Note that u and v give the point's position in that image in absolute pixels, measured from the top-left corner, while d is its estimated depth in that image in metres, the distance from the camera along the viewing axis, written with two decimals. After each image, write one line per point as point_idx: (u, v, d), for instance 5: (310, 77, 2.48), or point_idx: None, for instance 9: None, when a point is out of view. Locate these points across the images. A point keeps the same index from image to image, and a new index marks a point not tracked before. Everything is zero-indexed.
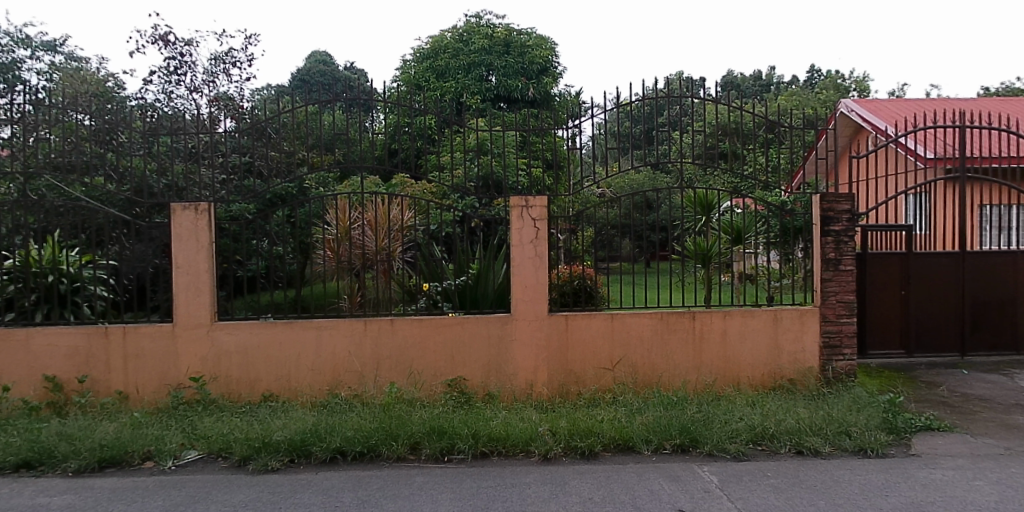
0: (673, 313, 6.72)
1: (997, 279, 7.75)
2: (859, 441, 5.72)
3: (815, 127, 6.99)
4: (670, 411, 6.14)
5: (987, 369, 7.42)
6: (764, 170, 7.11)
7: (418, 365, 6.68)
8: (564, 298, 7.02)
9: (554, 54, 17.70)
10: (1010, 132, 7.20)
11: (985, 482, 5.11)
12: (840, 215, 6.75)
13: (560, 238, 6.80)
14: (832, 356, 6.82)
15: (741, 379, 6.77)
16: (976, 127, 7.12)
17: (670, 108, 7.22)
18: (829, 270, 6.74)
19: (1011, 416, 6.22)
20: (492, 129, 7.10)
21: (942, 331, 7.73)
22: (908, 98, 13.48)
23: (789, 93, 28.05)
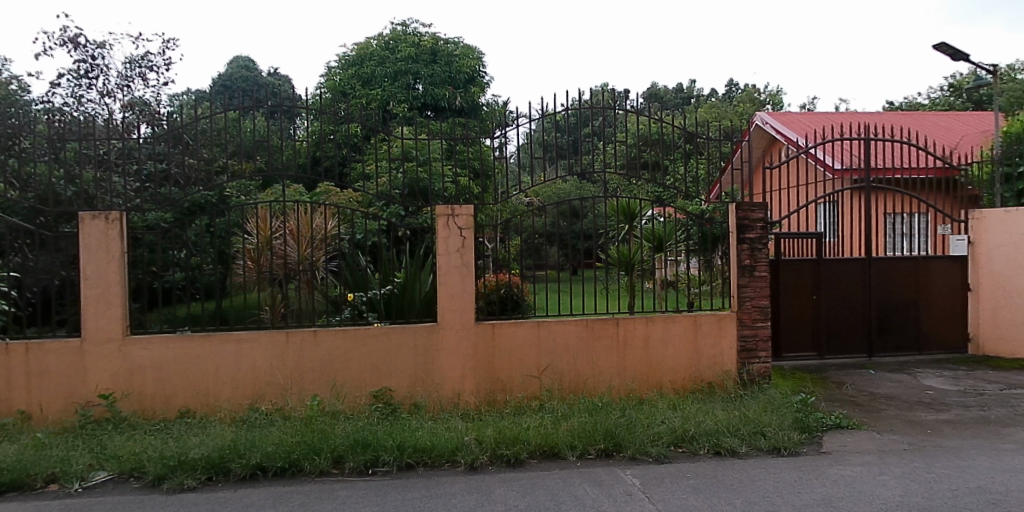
0: (598, 320, 6.82)
1: (900, 283, 8.20)
2: (774, 440, 5.95)
3: (731, 139, 7.23)
4: (595, 417, 6.22)
5: (892, 369, 7.82)
6: (686, 180, 7.29)
7: (342, 377, 6.56)
8: (491, 307, 7.06)
9: (482, 64, 17.78)
10: (913, 146, 7.60)
11: (890, 477, 5.37)
12: (755, 223, 7.00)
13: (489, 247, 6.91)
14: (749, 359, 7.06)
15: (663, 383, 6.92)
16: (882, 140, 7.50)
17: (595, 118, 7.33)
18: (745, 276, 6.99)
19: (913, 412, 6.56)
20: (419, 138, 7.05)
21: (851, 334, 8.12)
22: (821, 112, 14.14)
23: (710, 106, 29.09)
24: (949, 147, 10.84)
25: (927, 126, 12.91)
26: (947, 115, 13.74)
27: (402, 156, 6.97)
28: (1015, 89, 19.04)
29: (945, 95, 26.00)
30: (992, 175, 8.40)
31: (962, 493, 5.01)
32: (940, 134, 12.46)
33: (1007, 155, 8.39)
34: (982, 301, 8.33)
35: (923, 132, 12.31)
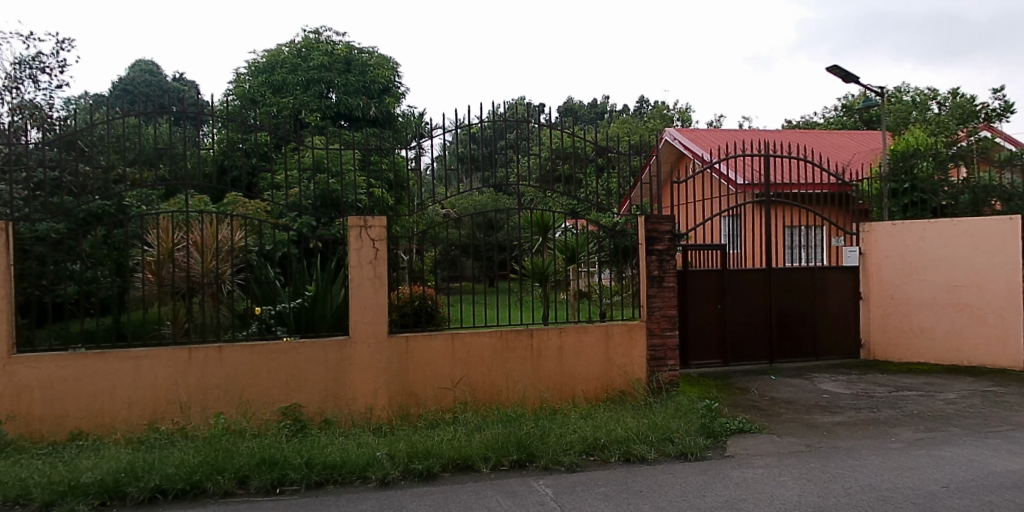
0: (512, 331, 6.86)
1: (799, 293, 8.63)
2: (681, 445, 6.14)
3: (642, 152, 7.46)
4: (509, 427, 6.24)
5: (791, 374, 8.20)
6: (599, 193, 7.45)
7: (248, 393, 6.34)
8: (404, 319, 6.95)
9: (397, 74, 17.68)
10: (809, 162, 8.06)
11: (788, 478, 5.62)
12: (662, 235, 7.24)
13: (405, 259, 6.87)
14: (657, 367, 7.28)
15: (576, 392, 7.03)
16: (781, 157, 7.90)
17: (512, 131, 7.41)
18: (654, 287, 7.20)
19: (810, 415, 6.90)
20: (333, 148, 6.95)
21: (755, 341, 8.49)
22: (727, 129, 14.80)
23: (624, 121, 29.97)
24: (843, 164, 11.51)
25: (823, 144, 13.70)
26: (839, 134, 14.63)
27: (314, 167, 6.85)
28: (898, 111, 20.53)
29: (839, 115, 27.75)
30: (880, 190, 9.00)
31: (854, 491, 5.29)
32: (835, 151, 13.25)
33: (894, 173, 8.97)
34: (873, 308, 8.92)
35: (819, 150, 13.06)
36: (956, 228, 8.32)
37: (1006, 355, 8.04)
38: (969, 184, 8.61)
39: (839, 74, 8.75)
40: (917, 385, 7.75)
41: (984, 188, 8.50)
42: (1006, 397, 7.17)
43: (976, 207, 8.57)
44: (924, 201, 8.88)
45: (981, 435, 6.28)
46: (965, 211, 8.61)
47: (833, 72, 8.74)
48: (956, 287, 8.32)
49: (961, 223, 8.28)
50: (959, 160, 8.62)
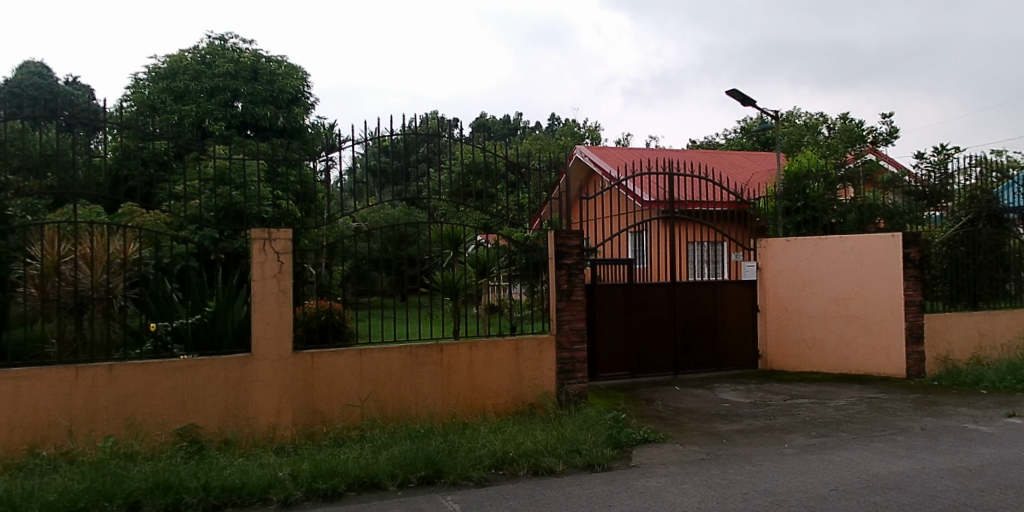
0: (420, 347, 6.83)
1: (701, 306, 8.99)
2: (588, 457, 6.24)
3: (557, 169, 7.57)
4: (416, 444, 6.19)
5: (694, 384, 8.51)
6: (511, 208, 7.49)
7: (141, 414, 6.01)
8: (310, 335, 6.78)
9: (306, 84, 17.36)
10: (710, 181, 8.42)
11: (690, 485, 5.79)
12: (571, 249, 7.41)
13: (314, 272, 6.74)
14: (566, 379, 7.41)
15: (486, 407, 7.06)
16: (684, 175, 8.22)
17: (427, 144, 7.36)
18: (562, 300, 7.38)
19: (711, 424, 7.16)
20: (236, 158, 6.75)
21: (661, 353, 8.76)
22: (636, 149, 15.29)
23: (537, 137, 30.49)
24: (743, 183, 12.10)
25: (724, 164, 14.35)
26: (738, 154, 15.35)
27: (216, 178, 6.62)
28: (791, 135, 21.81)
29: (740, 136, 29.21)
30: (775, 208, 9.52)
31: (750, 496, 5.51)
32: (736, 171, 13.92)
33: (788, 192, 9.50)
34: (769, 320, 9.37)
35: (722, 170, 13.66)
36: (843, 244, 8.85)
37: (888, 363, 8.58)
38: (856, 203, 9.16)
39: (737, 98, 9.10)
40: (809, 393, 8.17)
41: (869, 207, 9.10)
42: (889, 403, 7.65)
43: (863, 225, 9.17)
44: (816, 218, 9.42)
45: (866, 439, 6.67)
46: (852, 228, 9.20)
47: (733, 95, 9.11)
48: (845, 301, 8.83)
49: (848, 240, 8.81)
50: (847, 182, 9.20)
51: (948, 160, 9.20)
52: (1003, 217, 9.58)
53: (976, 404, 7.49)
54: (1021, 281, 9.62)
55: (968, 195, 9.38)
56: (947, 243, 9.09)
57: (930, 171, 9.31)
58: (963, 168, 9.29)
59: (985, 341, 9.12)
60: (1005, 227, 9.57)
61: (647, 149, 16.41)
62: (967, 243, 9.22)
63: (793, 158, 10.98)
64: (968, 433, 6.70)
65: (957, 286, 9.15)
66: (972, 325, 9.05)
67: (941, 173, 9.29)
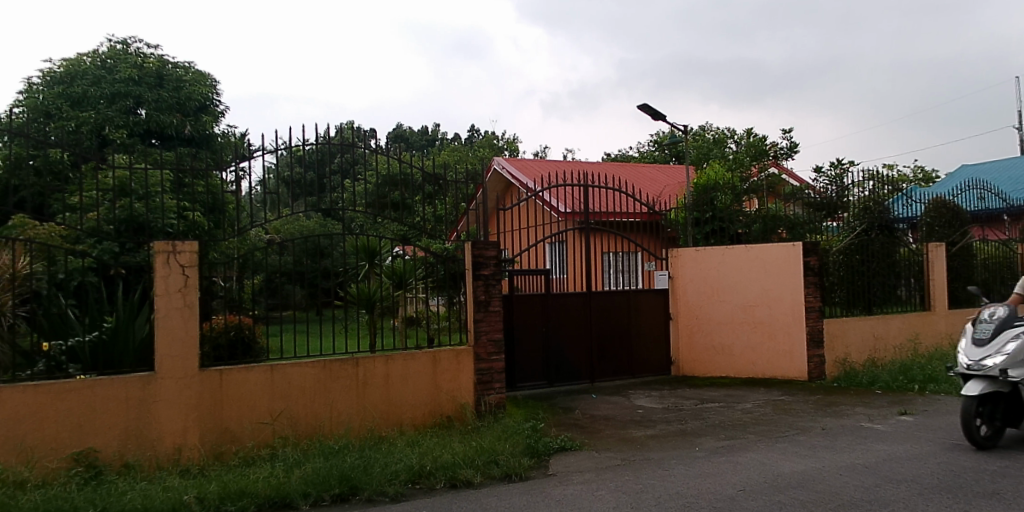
0: (335, 361, 6.71)
1: (616, 314, 9.20)
2: (506, 467, 6.25)
3: (474, 181, 7.56)
4: (330, 460, 6.06)
5: (610, 392, 8.69)
6: (429, 219, 7.38)
7: (31, 439, 5.56)
8: (218, 351, 6.57)
9: (216, 92, 16.68)
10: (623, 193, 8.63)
11: (605, 491, 5.88)
12: (488, 260, 7.43)
13: (223, 286, 6.57)
14: (484, 390, 7.45)
15: (403, 421, 7.00)
16: (597, 187, 8.40)
17: (342, 155, 7.23)
18: (480, 311, 7.38)
19: (626, 430, 7.31)
20: (137, 167, 6.44)
21: (579, 362, 8.90)
22: (553, 161, 15.56)
23: (459, 149, 30.55)
24: (656, 195, 12.48)
25: (638, 177, 14.75)
26: (652, 167, 15.84)
27: (116, 188, 6.32)
28: (700, 148, 22.74)
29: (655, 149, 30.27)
30: (686, 219, 9.84)
31: (663, 500, 5.64)
32: (649, 184, 14.38)
33: (698, 204, 9.80)
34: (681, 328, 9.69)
35: (635, 182, 14.05)
36: (749, 253, 9.23)
37: (793, 367, 8.96)
38: (761, 214, 9.65)
39: (648, 112, 9.34)
40: (719, 397, 8.47)
41: (773, 218, 9.55)
42: (793, 405, 8.00)
43: (767, 234, 9.58)
44: (723, 229, 9.77)
45: (771, 440, 6.95)
46: (757, 237, 9.58)
47: (645, 109, 9.35)
48: (752, 307, 9.21)
49: (753, 248, 9.19)
50: (752, 194, 9.73)
51: (844, 174, 9.73)
52: (894, 227, 10.20)
53: (872, 404, 7.94)
54: (910, 286, 10.26)
55: (863, 206, 9.93)
56: (844, 252, 9.62)
57: (828, 184, 9.82)
58: (858, 181, 9.85)
59: (880, 344, 9.67)
60: (895, 236, 10.20)
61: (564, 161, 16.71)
62: (862, 252, 9.79)
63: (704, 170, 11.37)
64: (865, 431, 7.09)
65: (854, 292, 9.68)
66: (868, 329, 9.58)
67: (838, 186, 9.83)
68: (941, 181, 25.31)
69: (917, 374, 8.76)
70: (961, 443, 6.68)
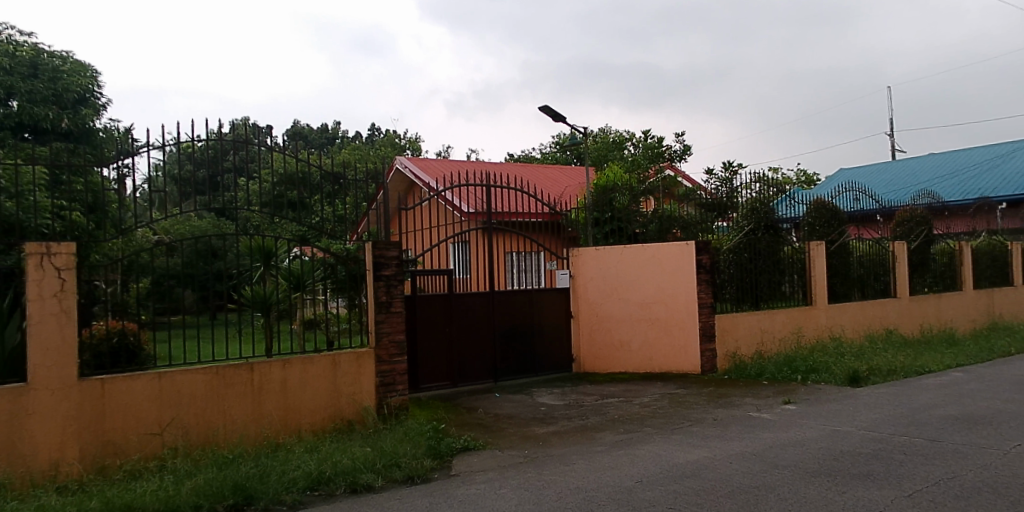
0: (228, 367, 6.47)
1: (520, 313, 9.32)
2: (408, 469, 6.17)
3: (375, 181, 7.49)
4: (223, 471, 5.79)
5: (513, 390, 8.79)
6: (329, 219, 7.21)
7: None
8: (99, 360, 6.13)
9: (96, 84, 15.76)
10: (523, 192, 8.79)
11: (508, 489, 5.88)
12: (389, 261, 7.40)
13: (107, 290, 6.20)
14: (386, 392, 7.41)
15: (301, 426, 6.85)
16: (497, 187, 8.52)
17: (236, 152, 6.99)
18: (382, 312, 7.34)
19: (528, 428, 7.41)
20: (7, 162, 5.99)
21: (481, 361, 8.96)
22: (456, 161, 15.63)
23: (365, 148, 30.06)
24: (558, 196, 12.78)
25: (539, 177, 15.04)
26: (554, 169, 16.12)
27: None
28: (600, 150, 23.35)
29: (558, 150, 30.86)
30: (586, 219, 10.06)
31: (564, 494, 5.72)
32: (553, 186, 14.61)
33: (598, 206, 10.07)
34: (582, 325, 9.94)
35: (536, 183, 14.32)
36: (647, 252, 9.56)
37: (687, 361, 9.36)
38: (657, 215, 10.09)
39: (550, 114, 9.47)
40: (619, 392, 8.72)
41: (667, 218, 10.00)
42: (687, 398, 8.34)
43: (663, 234, 10.02)
44: (621, 229, 10.09)
45: (667, 432, 7.21)
46: (654, 237, 10.03)
47: (546, 110, 9.46)
48: (649, 304, 9.55)
49: (651, 247, 9.52)
50: (648, 195, 10.19)
51: (734, 176, 10.21)
52: (779, 227, 10.80)
53: (759, 394, 8.38)
54: (793, 282, 10.88)
55: (750, 207, 10.42)
56: (733, 250, 10.10)
57: (719, 185, 10.28)
58: (746, 182, 10.35)
59: (766, 337, 10.20)
60: (780, 235, 10.78)
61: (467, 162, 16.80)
62: (749, 250, 10.31)
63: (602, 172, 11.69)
64: (753, 420, 7.47)
65: (743, 288, 10.19)
66: (756, 324, 10.10)
67: (728, 188, 10.28)
68: (825, 184, 27.00)
69: (800, 365, 9.32)
70: (839, 428, 7.16)
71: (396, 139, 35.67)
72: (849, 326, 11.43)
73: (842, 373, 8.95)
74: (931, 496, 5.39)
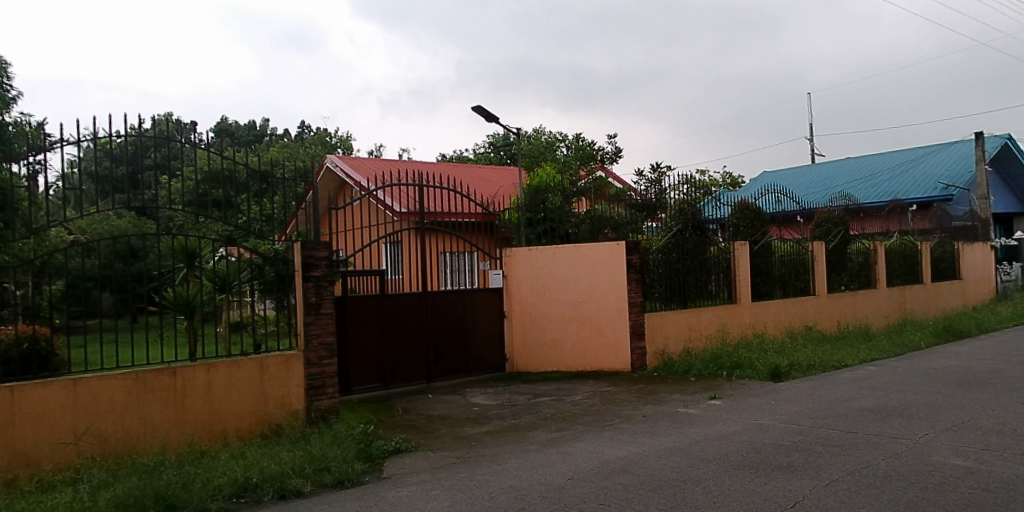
0: (149, 371, 6.25)
1: (452, 314, 9.35)
2: (338, 473, 6.07)
3: (303, 180, 7.39)
4: (144, 479, 5.57)
5: (446, 391, 8.81)
6: (257, 218, 7.09)
7: None
8: (6, 366, 5.81)
9: (3, 75, 14.98)
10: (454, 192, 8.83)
11: (440, 491, 5.86)
12: (319, 261, 7.35)
13: (18, 293, 5.94)
14: (315, 396, 7.33)
15: (227, 432, 6.70)
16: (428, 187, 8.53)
17: (158, 149, 6.77)
18: (311, 314, 7.25)
19: (461, 428, 7.42)
20: None
21: (413, 362, 8.94)
22: (389, 161, 15.52)
23: (296, 147, 29.41)
24: (491, 196, 12.86)
25: (472, 177, 15.09)
26: (486, 169, 16.16)
27: None
28: (531, 152, 23.52)
29: (491, 151, 30.94)
30: (518, 220, 10.18)
31: (497, 494, 5.73)
32: (484, 186, 14.65)
33: (530, 206, 10.21)
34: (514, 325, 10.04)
35: (469, 183, 14.37)
36: (579, 252, 9.70)
37: (618, 359, 9.53)
38: (589, 215, 10.23)
39: (483, 114, 9.49)
40: (551, 391, 8.84)
41: (600, 219, 10.14)
42: (617, 395, 8.52)
43: (595, 234, 10.16)
44: (554, 229, 10.26)
45: (598, 429, 7.34)
46: (586, 237, 10.16)
47: (478, 110, 9.47)
48: (581, 304, 9.69)
49: (582, 247, 9.68)
50: (581, 196, 10.39)
51: (662, 178, 10.45)
52: (706, 227, 11.13)
53: (687, 390, 8.62)
54: (720, 281, 11.23)
55: (678, 208, 10.68)
56: (662, 250, 10.38)
57: (648, 187, 10.50)
58: (675, 184, 10.58)
59: (694, 335, 10.50)
60: (707, 235, 11.11)
61: (400, 161, 16.69)
62: (677, 250, 10.62)
63: (535, 172, 11.77)
64: (680, 416, 7.68)
65: (671, 287, 10.47)
66: (684, 322, 10.39)
67: (658, 189, 10.51)
68: (752, 185, 27.95)
69: (726, 361, 9.63)
70: (762, 422, 7.43)
71: (328, 138, 35.05)
72: (771, 323, 11.88)
73: (765, 368, 9.30)
74: (848, 485, 5.64)
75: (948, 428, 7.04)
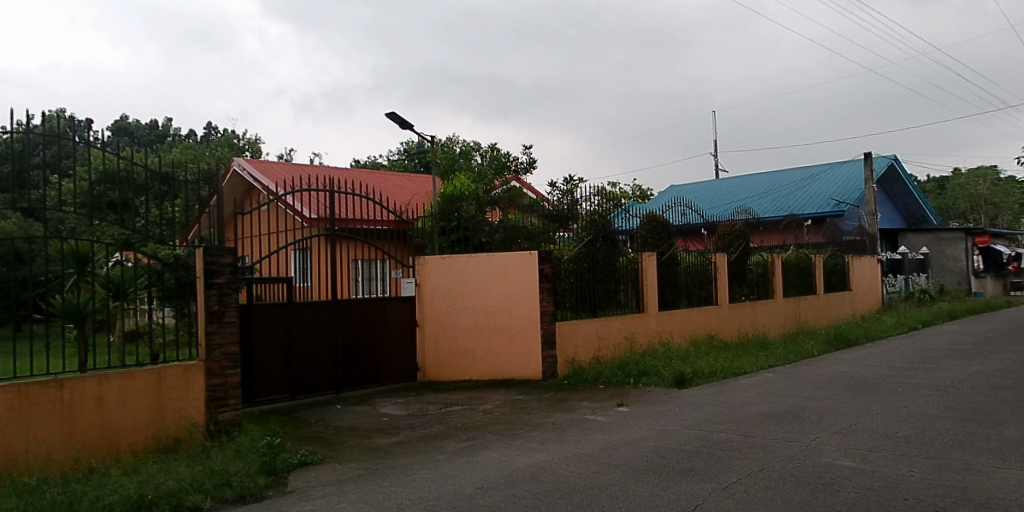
0: (33, 383, 5.84)
1: (364, 322, 9.27)
2: (239, 488, 5.87)
3: (208, 183, 7.17)
4: (25, 500, 5.23)
5: (356, 401, 8.69)
6: (156, 222, 6.83)
7: None
8: None
9: None
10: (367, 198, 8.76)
11: (346, 504, 5.75)
12: (223, 267, 7.20)
13: None
14: (217, 408, 7.09)
15: (119, 447, 6.38)
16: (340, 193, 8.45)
17: (49, 147, 6.36)
18: (213, 322, 7.09)
19: (370, 439, 7.35)
20: None
21: (322, 371, 8.80)
22: (300, 165, 15.18)
23: (201, 150, 28.19)
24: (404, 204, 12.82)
25: (386, 184, 14.96)
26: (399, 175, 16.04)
27: None
28: (447, 160, 23.49)
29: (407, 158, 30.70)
30: (432, 228, 10.21)
31: (405, 505, 5.69)
32: (399, 195, 14.54)
33: (444, 214, 10.30)
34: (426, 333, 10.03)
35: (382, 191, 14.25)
36: (492, 261, 9.83)
37: (530, 368, 9.77)
38: (502, 224, 10.45)
39: (398, 120, 9.45)
40: (462, 400, 8.87)
41: (512, 228, 10.37)
42: (529, 403, 8.64)
43: (508, 242, 10.41)
44: (468, 237, 10.34)
45: (508, 438, 7.42)
46: (499, 246, 10.40)
47: (393, 117, 9.43)
48: (493, 312, 9.83)
49: (496, 256, 9.82)
50: (495, 206, 10.64)
51: (575, 189, 10.71)
52: (615, 238, 11.48)
53: (596, 398, 8.84)
54: (628, 291, 11.58)
55: (590, 219, 10.97)
56: (573, 260, 10.63)
57: (561, 197, 10.76)
58: (586, 195, 10.90)
59: (603, 343, 10.78)
60: (617, 246, 11.46)
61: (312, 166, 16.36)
62: (587, 260, 10.90)
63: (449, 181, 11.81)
64: (589, 423, 7.85)
65: (582, 296, 10.71)
66: (595, 331, 10.66)
67: (570, 200, 10.79)
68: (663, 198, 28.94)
69: (633, 369, 9.95)
70: (665, 428, 7.70)
71: (237, 140, 33.88)
72: (676, 332, 12.33)
73: (670, 375, 9.65)
74: (744, 487, 5.91)
75: (836, 431, 7.51)
